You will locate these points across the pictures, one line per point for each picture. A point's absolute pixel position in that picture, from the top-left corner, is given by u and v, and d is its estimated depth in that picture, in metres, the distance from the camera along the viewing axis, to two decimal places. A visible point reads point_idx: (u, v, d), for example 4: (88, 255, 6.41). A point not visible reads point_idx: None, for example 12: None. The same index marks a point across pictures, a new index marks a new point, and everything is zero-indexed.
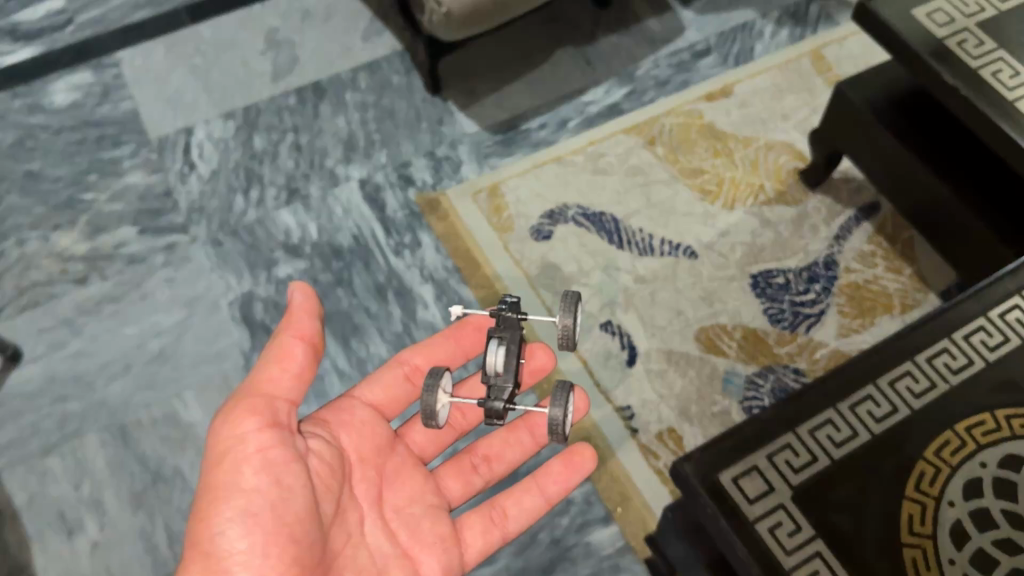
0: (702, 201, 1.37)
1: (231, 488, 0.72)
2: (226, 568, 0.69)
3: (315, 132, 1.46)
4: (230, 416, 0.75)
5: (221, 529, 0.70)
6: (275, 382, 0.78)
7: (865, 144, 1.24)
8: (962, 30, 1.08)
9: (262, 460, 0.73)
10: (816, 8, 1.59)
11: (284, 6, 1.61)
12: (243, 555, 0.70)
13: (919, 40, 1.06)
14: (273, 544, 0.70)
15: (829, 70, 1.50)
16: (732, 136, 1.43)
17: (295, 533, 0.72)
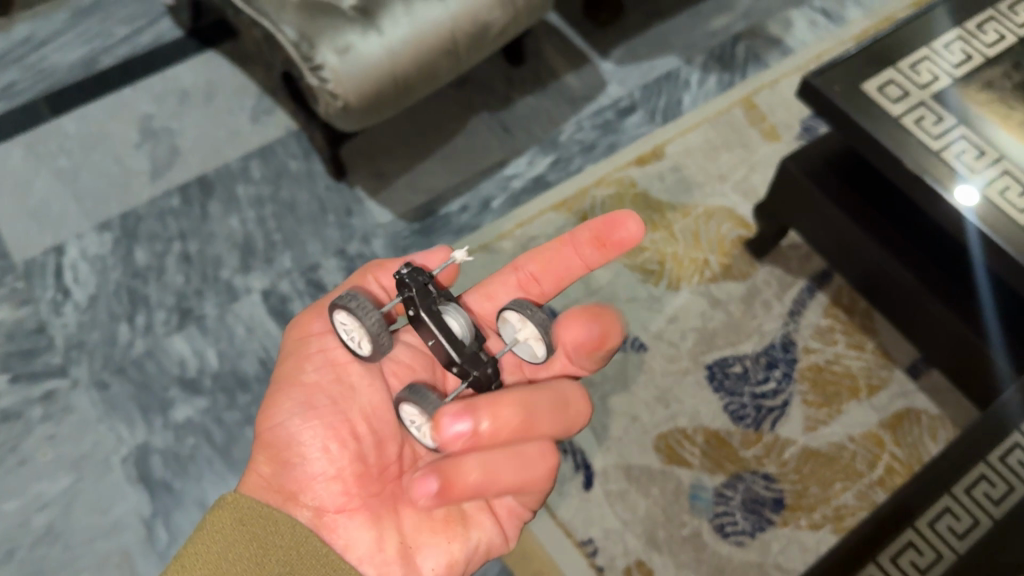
0: (644, 282, 1.25)
1: (293, 383, 0.75)
2: (287, 455, 0.73)
3: (206, 238, 1.29)
4: (301, 321, 0.80)
5: (283, 421, 0.74)
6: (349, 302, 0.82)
7: (814, 218, 1.15)
8: (917, 104, 0.98)
9: (322, 360, 0.77)
10: (742, 48, 1.48)
11: (158, 88, 1.43)
12: (306, 446, 0.73)
13: (875, 122, 0.96)
14: (337, 441, 0.73)
15: (763, 120, 1.40)
16: (668, 206, 1.32)
17: (355, 430, 0.74)
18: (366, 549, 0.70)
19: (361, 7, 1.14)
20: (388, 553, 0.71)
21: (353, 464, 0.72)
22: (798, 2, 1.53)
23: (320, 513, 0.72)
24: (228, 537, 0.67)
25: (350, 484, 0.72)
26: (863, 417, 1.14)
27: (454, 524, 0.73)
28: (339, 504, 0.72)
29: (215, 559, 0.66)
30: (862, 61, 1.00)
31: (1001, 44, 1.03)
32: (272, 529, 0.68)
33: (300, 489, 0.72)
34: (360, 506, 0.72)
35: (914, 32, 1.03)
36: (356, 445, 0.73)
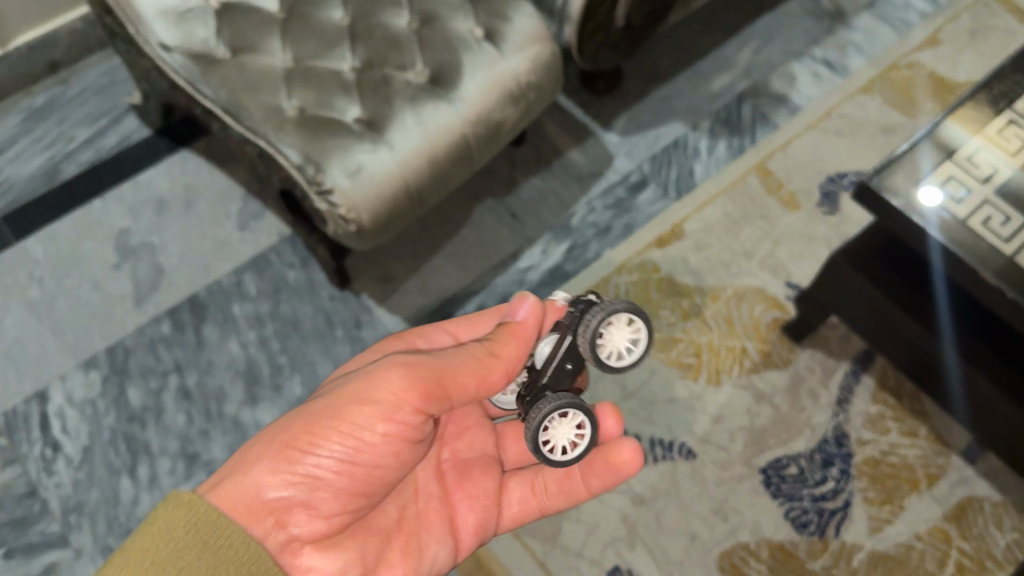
0: (683, 379, 1.18)
1: (351, 428, 0.70)
2: (291, 481, 0.70)
3: (205, 368, 1.18)
4: (409, 373, 0.70)
5: (318, 457, 0.70)
6: (466, 383, 0.72)
7: (858, 307, 1.05)
8: (981, 203, 0.92)
9: (395, 431, 0.72)
10: (749, 108, 1.42)
11: (132, 197, 1.31)
12: (319, 482, 0.71)
13: (942, 227, 0.89)
14: (345, 492, 0.72)
15: (781, 187, 1.34)
16: (696, 290, 1.26)
17: (368, 487, 0.73)
18: None
19: (367, 119, 1.05)
20: None
21: (346, 515, 0.73)
22: (799, 53, 1.48)
23: (293, 539, 0.70)
24: (183, 539, 0.64)
25: (336, 527, 0.72)
26: (926, 511, 1.09)
27: (410, 557, 0.78)
28: (317, 537, 0.71)
29: (165, 559, 0.63)
30: (921, 158, 0.94)
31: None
32: (226, 543, 0.66)
33: (296, 516, 0.70)
34: (333, 543, 0.72)
35: (970, 115, 0.97)
36: (360, 499, 0.74)
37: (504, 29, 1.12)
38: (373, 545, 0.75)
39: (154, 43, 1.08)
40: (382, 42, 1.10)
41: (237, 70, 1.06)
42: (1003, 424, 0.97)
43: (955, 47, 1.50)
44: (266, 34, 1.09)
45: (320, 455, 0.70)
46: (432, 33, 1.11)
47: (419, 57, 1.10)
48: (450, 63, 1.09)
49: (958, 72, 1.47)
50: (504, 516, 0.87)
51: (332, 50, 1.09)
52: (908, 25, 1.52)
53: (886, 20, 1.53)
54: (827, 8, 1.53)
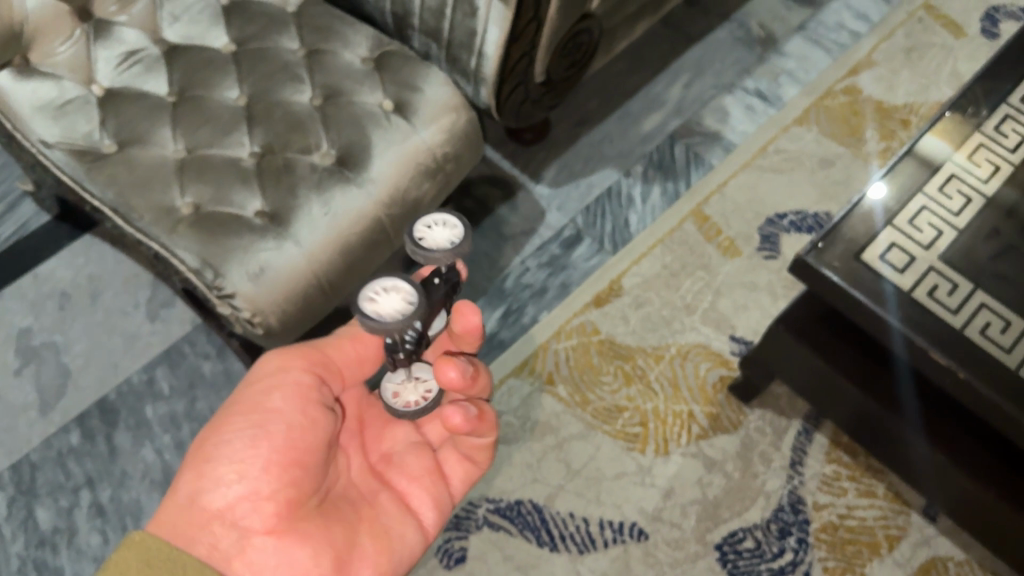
0: (630, 451, 1.12)
1: (255, 409, 0.77)
2: (221, 479, 0.74)
3: (119, 479, 1.10)
4: (282, 352, 0.82)
5: (227, 443, 0.75)
6: (339, 349, 0.86)
7: (802, 374, 0.99)
8: (926, 270, 0.86)
9: (295, 393, 0.79)
10: (681, 148, 1.37)
11: (31, 293, 1.21)
12: (242, 469, 0.74)
13: (887, 302, 0.84)
14: (276, 467, 0.74)
15: (719, 233, 1.29)
16: (638, 352, 1.19)
17: (302, 458, 0.76)
18: (299, 565, 0.73)
19: (270, 211, 0.97)
20: (323, 568, 0.74)
21: (287, 491, 0.74)
22: (730, 86, 1.42)
23: (248, 534, 0.73)
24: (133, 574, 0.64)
25: (282, 505, 0.74)
26: None
27: (381, 539, 0.80)
28: (270, 525, 0.74)
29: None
30: (869, 220, 0.88)
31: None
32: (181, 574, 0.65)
33: (230, 513, 0.73)
34: (289, 529, 0.74)
35: (951, 131, 0.95)
36: (294, 470, 0.75)
37: (414, 99, 1.05)
38: (336, 530, 0.77)
39: (35, 140, 1.00)
40: (282, 123, 1.02)
41: (125, 166, 0.98)
42: (959, 498, 0.92)
43: (890, 68, 1.45)
44: (156, 122, 1.01)
45: (235, 445, 0.75)
46: (335, 109, 1.04)
47: (324, 137, 1.02)
48: (358, 142, 1.02)
49: (895, 95, 1.42)
50: (455, 487, 0.89)
51: (228, 135, 1.01)
52: (842, 47, 1.47)
53: (818, 42, 1.47)
54: (757, 35, 1.47)
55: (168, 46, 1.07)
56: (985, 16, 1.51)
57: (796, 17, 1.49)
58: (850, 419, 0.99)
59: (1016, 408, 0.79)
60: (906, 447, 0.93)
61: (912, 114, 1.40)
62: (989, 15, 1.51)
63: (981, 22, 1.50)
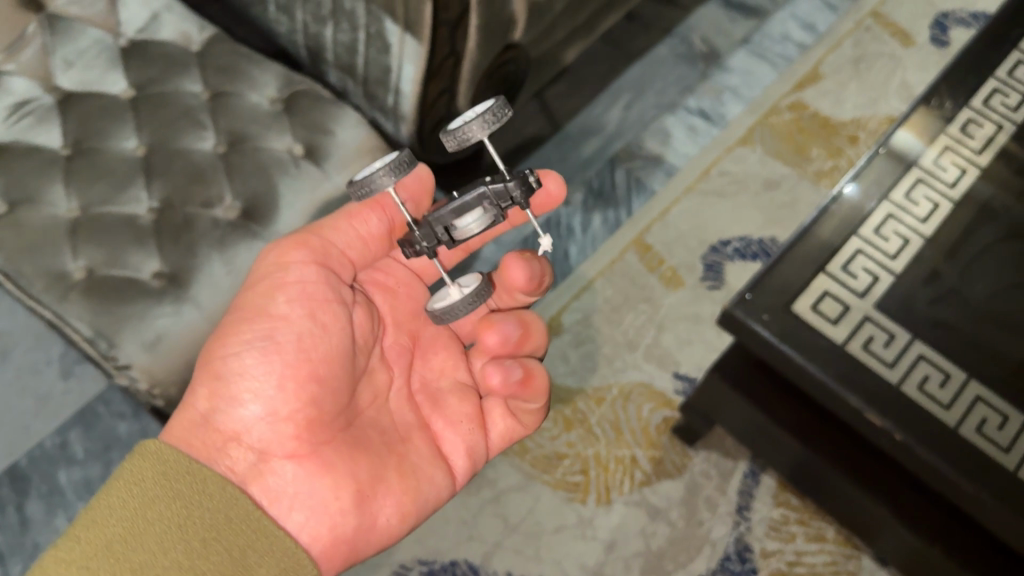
0: (571, 502, 1.07)
1: (261, 313, 0.74)
2: (235, 399, 0.71)
3: (31, 553, 1.05)
4: (282, 246, 0.77)
5: (237, 356, 0.72)
6: (337, 232, 0.80)
7: (745, 425, 0.94)
8: (862, 321, 0.82)
9: (299, 292, 0.75)
10: (622, 173, 1.32)
11: None
12: (256, 387, 0.71)
13: (819, 357, 0.80)
14: (289, 381, 0.71)
15: (662, 263, 1.24)
16: (579, 395, 1.14)
17: (317, 371, 0.72)
18: (314, 497, 0.71)
19: (169, 273, 0.91)
20: (344, 500, 0.72)
21: (304, 409, 0.71)
22: (672, 106, 1.38)
23: (264, 457, 0.72)
24: (149, 490, 0.66)
25: (301, 428, 0.71)
26: None
27: (408, 477, 0.76)
28: (290, 450, 0.72)
29: (132, 515, 0.66)
30: (814, 245, 0.84)
31: (964, 180, 0.91)
32: (199, 488, 0.68)
33: (246, 433, 0.71)
34: (309, 453, 0.72)
35: (915, 134, 0.91)
36: (311, 385, 0.72)
37: (326, 144, 0.99)
38: (360, 462, 0.74)
39: None
40: (182, 175, 0.96)
41: (13, 228, 0.92)
42: (904, 550, 0.88)
43: (838, 81, 1.40)
44: (47, 179, 0.95)
45: (244, 359, 0.72)
46: (239, 157, 0.97)
47: (228, 188, 0.96)
48: (265, 193, 0.96)
49: (843, 110, 1.37)
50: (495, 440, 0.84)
51: (125, 191, 0.95)
52: (788, 59, 1.42)
53: (763, 56, 1.42)
54: (699, 50, 1.42)
55: (63, 94, 1.01)
56: (934, 23, 1.46)
57: (740, 30, 1.45)
58: (796, 467, 0.94)
59: (957, 471, 0.75)
60: (852, 500, 0.89)
61: (859, 130, 1.35)
62: (938, 21, 1.46)
63: (930, 29, 1.45)
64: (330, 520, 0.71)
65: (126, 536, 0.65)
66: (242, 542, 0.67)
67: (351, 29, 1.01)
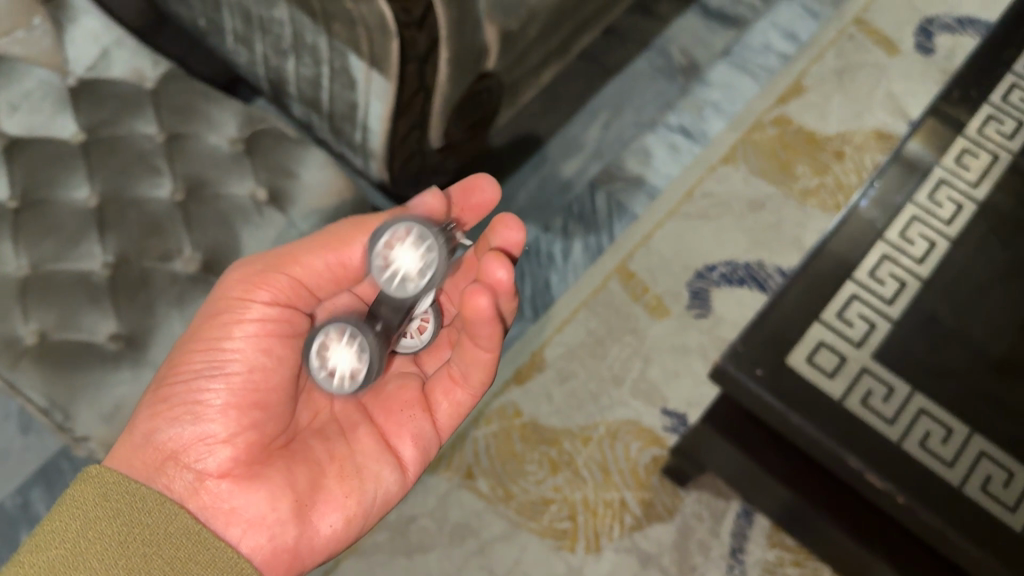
0: (559, 551, 1.03)
1: (214, 345, 0.70)
2: (177, 419, 0.68)
3: None
4: (240, 272, 0.72)
5: (183, 384, 0.68)
6: (314, 268, 0.73)
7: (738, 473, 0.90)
8: (859, 372, 0.79)
9: (257, 326, 0.71)
10: (603, 197, 1.27)
11: None
12: (200, 408, 0.68)
13: (812, 410, 0.76)
14: (234, 408, 0.68)
15: (646, 291, 1.19)
16: (564, 435, 1.09)
17: (263, 399, 0.70)
18: (253, 513, 0.67)
19: (126, 335, 0.86)
20: (283, 513, 0.67)
21: (246, 433, 0.69)
22: (652, 123, 1.33)
23: (203, 477, 0.67)
24: (90, 511, 0.63)
25: (241, 450, 0.68)
26: None
27: (351, 480, 0.72)
28: (225, 469, 0.68)
29: (73, 536, 0.62)
30: (805, 281, 0.81)
31: (960, 215, 0.87)
32: (141, 506, 0.64)
33: (185, 455, 0.67)
34: (247, 472, 0.68)
35: (904, 175, 0.87)
36: (253, 412, 0.69)
37: (291, 188, 0.94)
38: (301, 473, 0.70)
39: None
40: (137, 227, 0.90)
41: None
42: None
43: (821, 93, 1.36)
44: None
45: (191, 384, 0.68)
46: (198, 205, 0.92)
47: (186, 240, 0.90)
48: (225, 243, 0.91)
49: (827, 124, 1.33)
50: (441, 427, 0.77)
51: (78, 245, 0.89)
52: (770, 71, 1.38)
53: (744, 68, 1.38)
54: (678, 63, 1.38)
55: (8, 140, 0.95)
56: (919, 30, 1.42)
57: (720, 41, 1.40)
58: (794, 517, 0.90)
59: (963, 535, 0.72)
60: (856, 555, 0.85)
61: (845, 144, 1.31)
62: (923, 28, 1.42)
63: (915, 36, 1.41)
64: (269, 532, 0.67)
65: (65, 558, 0.61)
66: (183, 556, 0.63)
67: (313, 64, 0.96)
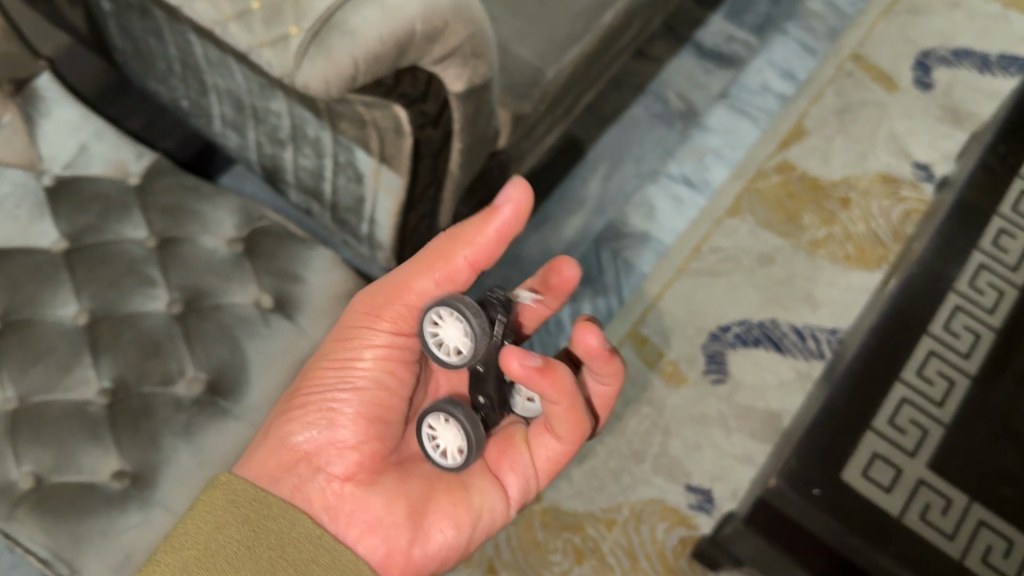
0: None
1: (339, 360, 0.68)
2: (309, 423, 0.68)
3: None
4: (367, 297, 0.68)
5: (316, 391, 0.68)
6: (429, 295, 0.65)
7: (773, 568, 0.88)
8: (917, 486, 0.76)
9: (385, 353, 0.68)
10: (609, 255, 1.23)
11: None
12: (332, 414, 0.68)
13: (865, 521, 0.74)
14: (363, 419, 0.68)
15: (660, 357, 1.15)
16: (587, 519, 1.05)
17: (384, 412, 0.69)
18: (371, 517, 0.67)
19: (130, 472, 0.79)
20: (398, 521, 0.68)
21: (374, 443, 0.69)
22: (653, 174, 1.29)
23: (331, 479, 0.68)
24: (220, 516, 0.63)
25: (367, 458, 0.69)
26: None
27: (458, 491, 0.70)
28: (350, 473, 0.68)
29: (204, 537, 0.62)
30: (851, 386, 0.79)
31: (1001, 304, 0.85)
32: (266, 513, 0.64)
33: (315, 457, 0.68)
34: (371, 480, 0.68)
35: (935, 265, 0.85)
36: (379, 426, 0.69)
37: (298, 294, 0.88)
38: (414, 484, 0.70)
39: None
40: (133, 348, 0.83)
41: None
42: None
43: (823, 136, 1.32)
44: None
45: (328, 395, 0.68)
46: (199, 319, 0.85)
47: (188, 359, 0.84)
48: (232, 360, 0.84)
49: (831, 168, 1.30)
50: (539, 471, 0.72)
51: (68, 373, 0.81)
52: (769, 114, 1.34)
53: (743, 111, 1.34)
54: (676, 108, 1.34)
55: None
56: (916, 64, 1.39)
57: (717, 83, 1.36)
58: None
59: None
60: None
61: (850, 190, 1.29)
62: (920, 62, 1.40)
63: (913, 70, 1.39)
64: (384, 535, 0.67)
65: (198, 559, 0.62)
66: (305, 557, 0.64)
67: (315, 155, 0.89)
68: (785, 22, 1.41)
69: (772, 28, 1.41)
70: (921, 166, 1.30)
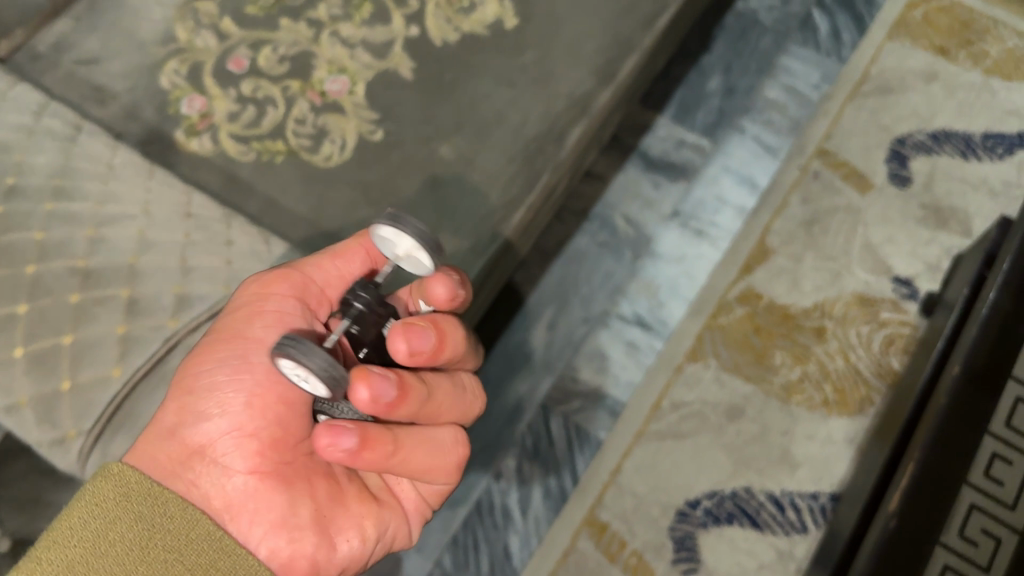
0: None
1: (239, 337, 0.62)
2: (201, 412, 0.60)
3: None
4: (264, 277, 0.65)
5: (208, 373, 0.61)
6: (322, 268, 0.66)
7: None
8: (968, 509, 0.76)
9: (278, 317, 0.63)
10: (559, 422, 1.10)
11: None
12: (224, 400, 0.60)
13: None
14: (260, 403, 0.61)
15: (623, 547, 1.03)
16: None
17: (288, 393, 0.61)
18: (273, 519, 0.60)
19: None
20: (304, 523, 0.61)
21: (271, 430, 0.61)
22: (603, 316, 1.16)
23: (230, 475, 0.60)
24: (108, 512, 0.55)
25: (267, 447, 0.61)
26: None
27: (372, 507, 0.65)
28: (253, 467, 0.60)
29: (90, 538, 0.55)
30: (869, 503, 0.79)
31: None
32: (160, 509, 0.57)
33: (212, 451, 0.60)
34: (274, 471, 0.61)
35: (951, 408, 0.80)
36: (282, 409, 0.61)
37: None
38: (322, 481, 0.63)
39: None
40: None
41: None
42: None
43: (791, 255, 1.18)
44: None
45: (212, 373, 0.61)
46: None
47: None
48: None
49: (802, 294, 1.16)
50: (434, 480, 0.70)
51: None
52: (728, 233, 1.20)
53: (699, 231, 1.20)
54: (624, 234, 1.20)
55: None
56: (891, 154, 1.25)
57: (668, 200, 1.22)
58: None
59: None
60: None
61: (825, 318, 1.14)
62: (895, 151, 1.25)
63: (887, 163, 1.24)
64: (289, 536, 0.60)
65: (85, 562, 0.54)
66: (204, 561, 0.56)
67: None
68: (741, 118, 1.27)
69: (727, 126, 1.26)
70: (902, 282, 1.16)
